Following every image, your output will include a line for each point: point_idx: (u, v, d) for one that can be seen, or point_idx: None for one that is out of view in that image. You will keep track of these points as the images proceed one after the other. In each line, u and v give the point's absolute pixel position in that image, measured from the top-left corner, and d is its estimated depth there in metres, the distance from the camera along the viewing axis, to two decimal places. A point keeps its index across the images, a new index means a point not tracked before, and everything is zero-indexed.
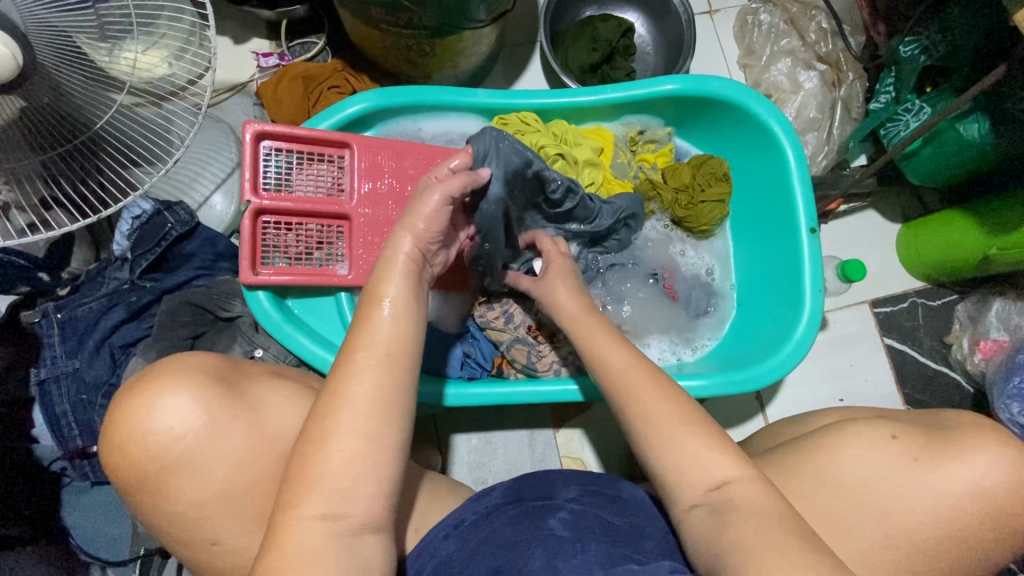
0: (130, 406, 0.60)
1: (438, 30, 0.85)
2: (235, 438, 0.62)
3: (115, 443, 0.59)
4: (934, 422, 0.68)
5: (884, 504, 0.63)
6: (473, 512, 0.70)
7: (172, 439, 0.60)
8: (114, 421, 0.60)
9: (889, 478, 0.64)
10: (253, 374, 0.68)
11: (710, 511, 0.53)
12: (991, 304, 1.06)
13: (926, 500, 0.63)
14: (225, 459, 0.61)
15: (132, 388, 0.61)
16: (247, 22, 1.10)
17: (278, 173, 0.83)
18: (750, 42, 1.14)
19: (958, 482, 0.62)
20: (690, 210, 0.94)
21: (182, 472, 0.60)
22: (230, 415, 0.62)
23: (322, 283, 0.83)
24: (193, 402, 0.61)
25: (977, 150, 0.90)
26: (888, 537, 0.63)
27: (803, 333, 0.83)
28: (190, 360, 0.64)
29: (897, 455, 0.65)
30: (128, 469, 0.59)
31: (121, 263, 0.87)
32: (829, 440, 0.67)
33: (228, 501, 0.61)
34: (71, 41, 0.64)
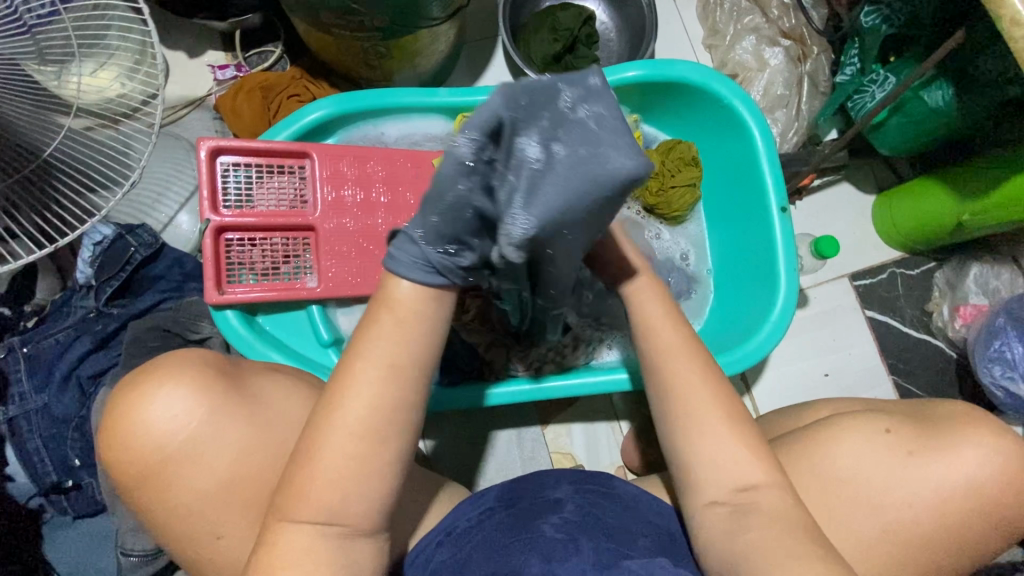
0: (129, 397, 0.58)
1: (392, 32, 0.84)
2: (244, 426, 0.60)
3: (118, 432, 0.57)
4: (925, 415, 0.66)
5: (878, 499, 0.62)
6: (464, 518, 0.70)
7: (175, 426, 0.58)
8: (115, 412, 0.58)
9: (884, 473, 0.63)
10: (253, 367, 0.66)
11: (732, 511, 0.55)
12: (968, 269, 1.07)
13: (921, 496, 0.61)
14: (233, 447, 0.59)
15: (134, 379, 0.59)
16: (200, 34, 1.07)
17: (238, 189, 0.81)
18: (714, 22, 1.13)
19: (952, 471, 0.61)
20: (660, 197, 0.93)
21: (186, 465, 0.58)
22: (233, 407, 0.59)
23: (292, 297, 0.81)
24: (190, 396, 0.58)
25: (943, 119, 0.89)
26: (880, 527, 0.62)
27: (780, 313, 0.83)
28: (180, 357, 0.61)
29: (890, 446, 0.63)
30: (128, 461, 0.57)
31: (86, 291, 0.85)
32: (821, 434, 0.66)
33: (236, 493, 0.59)
34: (15, 67, 0.63)
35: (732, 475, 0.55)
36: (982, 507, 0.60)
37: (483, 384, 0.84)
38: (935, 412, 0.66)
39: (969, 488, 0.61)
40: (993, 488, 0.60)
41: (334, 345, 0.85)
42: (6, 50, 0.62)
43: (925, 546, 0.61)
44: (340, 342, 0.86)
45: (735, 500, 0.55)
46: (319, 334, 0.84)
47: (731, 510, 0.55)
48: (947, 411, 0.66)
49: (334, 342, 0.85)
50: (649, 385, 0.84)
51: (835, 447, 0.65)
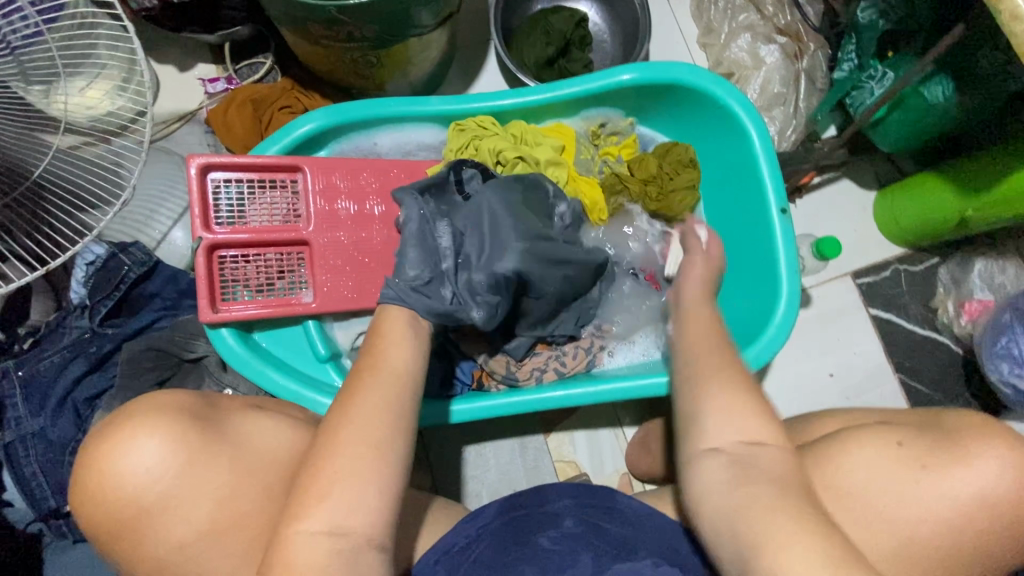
0: (102, 447, 0.57)
1: (382, 41, 0.83)
2: (221, 470, 0.59)
3: (88, 487, 0.56)
4: (936, 425, 0.65)
5: (889, 513, 0.61)
6: (465, 533, 0.69)
7: (149, 479, 0.57)
8: (86, 468, 0.57)
9: (896, 488, 0.62)
10: (229, 409, 0.66)
11: (728, 483, 0.51)
12: (973, 264, 1.06)
13: (935, 510, 0.60)
14: (209, 496, 0.58)
15: (107, 428, 0.58)
16: (190, 48, 1.07)
17: (230, 205, 0.80)
18: (708, 20, 1.12)
19: (962, 483, 0.60)
20: (662, 200, 0.92)
21: (160, 517, 0.57)
22: (211, 451, 0.59)
23: (287, 312, 0.81)
24: (164, 448, 0.57)
25: (943, 113, 0.88)
26: (894, 541, 0.61)
27: (782, 316, 0.82)
28: (162, 403, 0.60)
29: (902, 460, 0.62)
30: (101, 516, 0.56)
31: (81, 312, 0.84)
32: (833, 448, 0.66)
33: (214, 543, 0.58)
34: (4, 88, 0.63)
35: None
36: (990, 516, 0.59)
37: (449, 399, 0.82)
38: (946, 424, 0.65)
39: (980, 501, 0.59)
40: (1000, 502, 0.59)
41: (332, 360, 0.84)
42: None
43: (936, 554, 0.60)
44: (338, 356, 0.85)
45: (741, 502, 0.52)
46: (316, 350, 0.83)
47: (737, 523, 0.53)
48: (959, 423, 0.64)
49: (332, 357, 0.84)
50: (649, 394, 0.82)
51: (845, 459, 0.64)
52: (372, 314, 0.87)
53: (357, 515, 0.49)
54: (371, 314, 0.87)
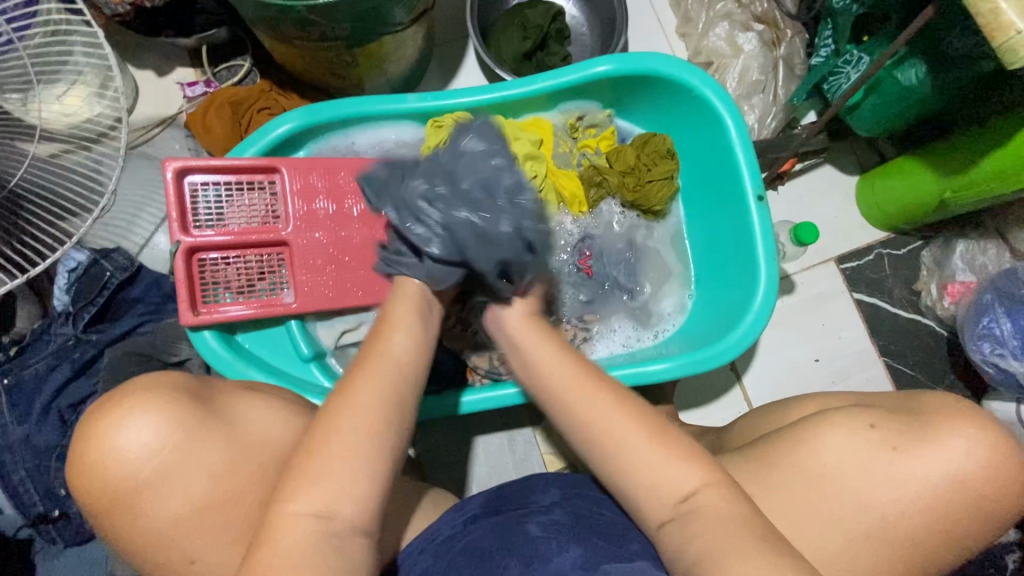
0: (100, 423, 0.58)
1: (355, 40, 0.83)
2: (216, 451, 0.60)
3: (87, 461, 0.57)
4: (906, 407, 0.67)
5: (862, 495, 0.63)
6: (448, 526, 0.69)
7: (145, 456, 0.57)
8: (86, 441, 0.58)
9: (867, 469, 0.64)
10: (226, 389, 0.66)
11: (677, 524, 0.56)
12: (955, 246, 1.06)
13: (902, 489, 0.62)
14: (203, 472, 0.59)
15: (105, 403, 0.59)
16: (168, 52, 1.06)
17: (209, 208, 0.81)
18: (686, 10, 1.12)
19: (934, 462, 0.62)
20: (639, 192, 0.92)
21: (155, 494, 0.57)
22: (207, 433, 0.60)
23: (270, 313, 0.81)
24: (144, 430, 0.58)
25: (918, 96, 0.88)
26: (866, 522, 0.62)
27: (761, 303, 0.82)
28: (161, 381, 0.61)
29: (873, 442, 0.64)
30: (98, 493, 0.57)
31: (65, 319, 0.84)
32: (804, 430, 0.68)
33: (205, 522, 0.58)
34: None
35: (681, 484, 0.56)
36: (959, 492, 0.61)
37: (456, 391, 0.84)
38: (919, 405, 0.67)
39: (950, 477, 0.61)
40: (969, 479, 0.61)
41: (316, 359, 0.85)
42: None
43: (908, 532, 0.61)
44: (321, 355, 0.86)
45: (677, 510, 0.56)
46: (298, 349, 0.84)
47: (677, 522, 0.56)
48: (933, 403, 0.66)
49: (316, 357, 0.84)
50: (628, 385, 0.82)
51: (818, 444, 0.66)
52: (356, 313, 0.87)
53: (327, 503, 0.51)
54: (353, 313, 0.87)
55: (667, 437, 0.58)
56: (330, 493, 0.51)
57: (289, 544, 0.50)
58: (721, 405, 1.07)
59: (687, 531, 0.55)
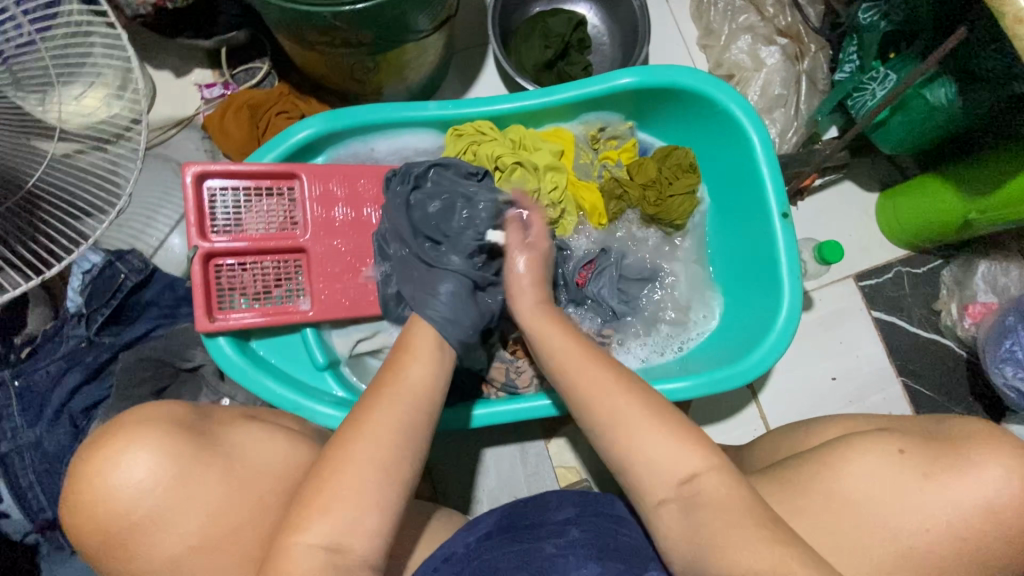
0: (98, 458, 0.56)
1: (377, 46, 0.82)
2: (215, 484, 0.58)
3: (78, 502, 0.55)
4: (936, 433, 0.65)
5: (893, 522, 0.61)
6: (463, 543, 0.68)
7: (138, 496, 0.55)
8: (75, 483, 0.55)
9: (898, 496, 0.62)
10: (223, 420, 0.65)
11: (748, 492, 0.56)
12: (977, 267, 1.05)
13: (935, 518, 0.60)
14: (200, 512, 0.57)
15: (96, 444, 0.57)
16: (186, 53, 1.06)
17: (226, 214, 0.80)
18: (708, 22, 1.11)
19: (966, 492, 0.60)
20: (660, 206, 0.91)
21: (157, 531, 0.56)
22: (208, 465, 0.59)
23: (285, 321, 0.80)
24: (151, 459, 0.56)
25: (946, 115, 0.87)
26: (896, 552, 0.61)
27: (784, 322, 0.81)
28: (157, 415, 0.60)
29: (903, 468, 0.63)
30: (93, 533, 0.55)
31: (77, 321, 0.83)
32: (833, 455, 0.66)
33: (207, 557, 0.57)
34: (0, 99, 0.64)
35: (682, 465, 0.55)
36: (993, 525, 0.59)
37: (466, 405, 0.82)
38: (947, 431, 0.65)
39: (983, 509, 0.59)
40: (1001, 506, 0.59)
41: (330, 368, 0.84)
42: None
43: (936, 563, 0.60)
44: (336, 364, 0.85)
45: (679, 489, 0.55)
46: (313, 357, 0.83)
47: (679, 503, 0.55)
48: (961, 430, 0.64)
49: (330, 365, 0.84)
50: None
51: (844, 468, 0.65)
52: (371, 321, 0.86)
53: (343, 521, 0.50)
54: (370, 321, 0.86)
55: (694, 465, 0.57)
56: (347, 510, 0.51)
57: (303, 556, 0.49)
58: (736, 423, 1.05)
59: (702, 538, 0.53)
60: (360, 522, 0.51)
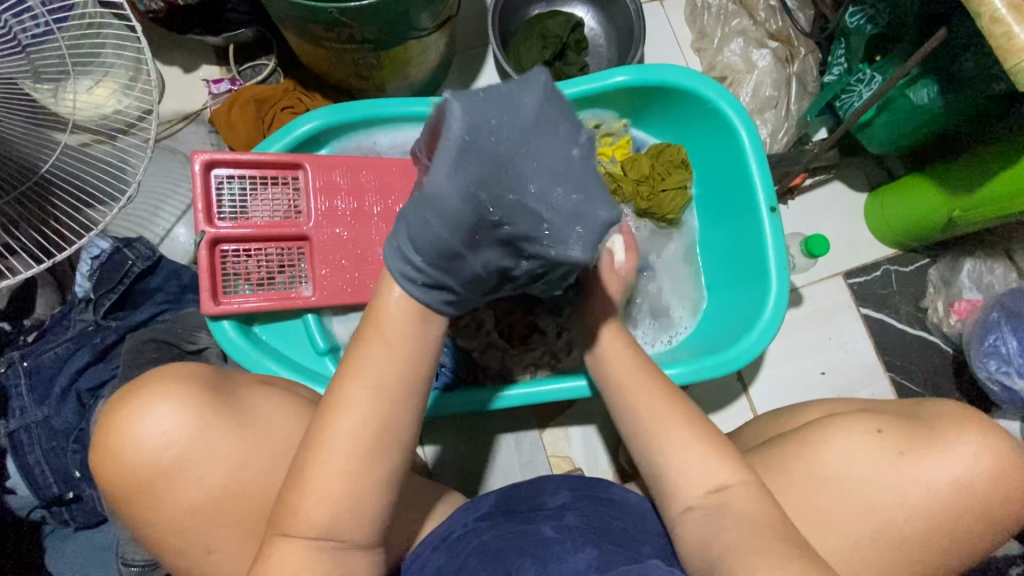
0: (126, 409, 0.58)
1: (382, 43, 0.85)
2: (233, 439, 0.61)
3: (106, 450, 0.58)
4: (916, 413, 0.68)
5: (872, 498, 0.64)
6: (460, 524, 0.70)
7: (163, 445, 0.58)
8: (105, 432, 0.59)
9: (876, 471, 0.64)
10: (245, 382, 0.66)
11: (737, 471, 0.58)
12: (962, 264, 1.08)
13: (914, 495, 0.63)
14: (220, 463, 0.60)
15: (122, 397, 0.60)
16: (194, 50, 1.09)
17: (233, 201, 0.83)
18: (702, 26, 1.14)
19: (941, 468, 0.63)
20: (653, 201, 0.94)
21: (180, 479, 0.59)
22: (226, 421, 0.61)
23: (287, 306, 0.82)
24: (185, 407, 0.59)
25: (929, 115, 0.90)
26: (873, 526, 0.63)
27: (771, 313, 0.83)
28: (178, 371, 0.62)
29: (882, 447, 0.65)
30: (119, 479, 0.58)
31: (85, 305, 0.86)
32: (815, 435, 0.68)
33: (224, 508, 0.60)
34: (18, 88, 0.67)
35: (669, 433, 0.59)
36: (967, 502, 0.62)
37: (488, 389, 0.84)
38: (927, 412, 0.68)
39: (956, 487, 0.62)
40: (975, 484, 0.62)
41: (330, 353, 0.86)
42: (6, 73, 0.65)
43: (914, 540, 0.62)
44: (336, 349, 0.87)
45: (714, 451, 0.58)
46: (314, 343, 0.85)
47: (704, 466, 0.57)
48: (938, 412, 0.67)
49: (330, 351, 0.86)
50: None
51: (827, 447, 0.67)
52: None
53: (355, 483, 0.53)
54: None
55: (682, 443, 0.59)
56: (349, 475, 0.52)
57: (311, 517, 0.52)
58: (726, 415, 1.08)
59: (716, 522, 0.57)
60: (360, 496, 0.53)
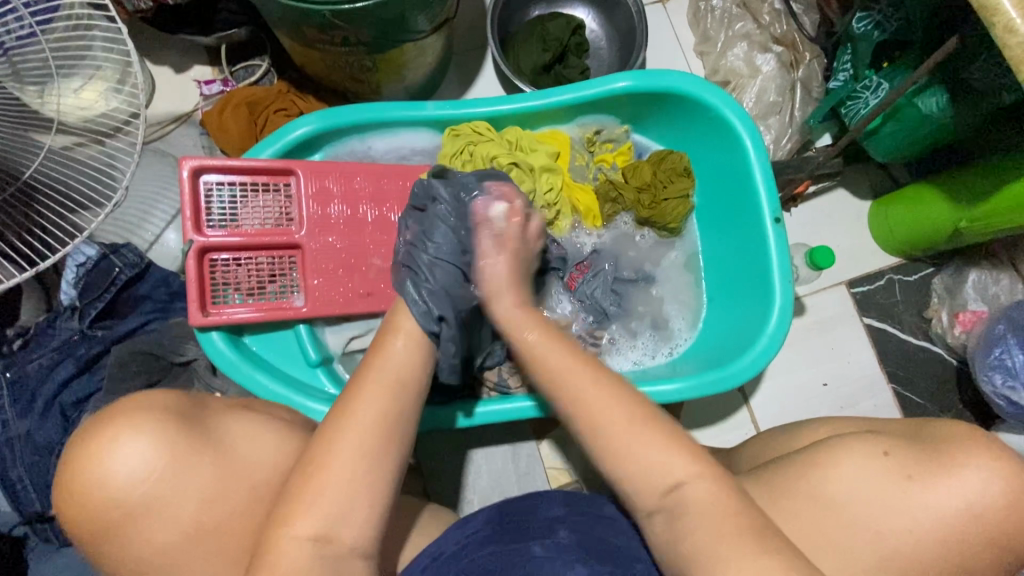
0: (89, 447, 0.55)
1: (376, 46, 0.82)
2: (205, 475, 0.58)
3: (70, 490, 0.55)
4: (924, 433, 0.66)
5: (876, 523, 0.62)
6: (454, 542, 0.68)
7: (130, 486, 0.56)
8: (67, 471, 0.56)
9: (881, 495, 0.63)
10: (219, 409, 0.64)
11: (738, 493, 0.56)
12: (967, 275, 1.06)
13: (920, 520, 0.61)
14: (191, 501, 0.57)
15: (87, 432, 0.57)
16: (186, 50, 1.06)
17: (222, 208, 0.80)
18: (705, 29, 1.12)
19: (950, 493, 0.61)
20: (655, 209, 0.92)
21: (148, 520, 0.56)
22: (198, 455, 0.58)
23: (279, 316, 0.80)
24: (152, 444, 0.56)
25: (937, 125, 0.88)
26: (880, 554, 0.62)
27: (775, 328, 0.81)
28: (148, 403, 0.59)
29: (887, 470, 0.63)
30: (84, 520, 0.56)
31: (71, 313, 0.84)
32: (818, 457, 0.67)
33: (198, 544, 0.58)
34: None
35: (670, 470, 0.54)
36: (977, 527, 0.60)
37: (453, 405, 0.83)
38: (937, 432, 0.65)
39: (966, 511, 0.60)
40: (985, 509, 0.60)
41: (322, 365, 0.83)
42: None
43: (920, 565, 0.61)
44: (329, 361, 0.85)
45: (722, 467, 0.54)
46: (307, 354, 0.83)
47: (710, 481, 0.54)
48: (947, 432, 0.64)
49: (323, 362, 0.83)
50: None
51: (832, 470, 0.65)
52: (364, 319, 0.86)
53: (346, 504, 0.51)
54: (364, 318, 0.86)
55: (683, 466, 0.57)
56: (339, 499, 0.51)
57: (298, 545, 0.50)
58: (727, 427, 1.06)
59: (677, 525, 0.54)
60: (355, 525, 0.52)
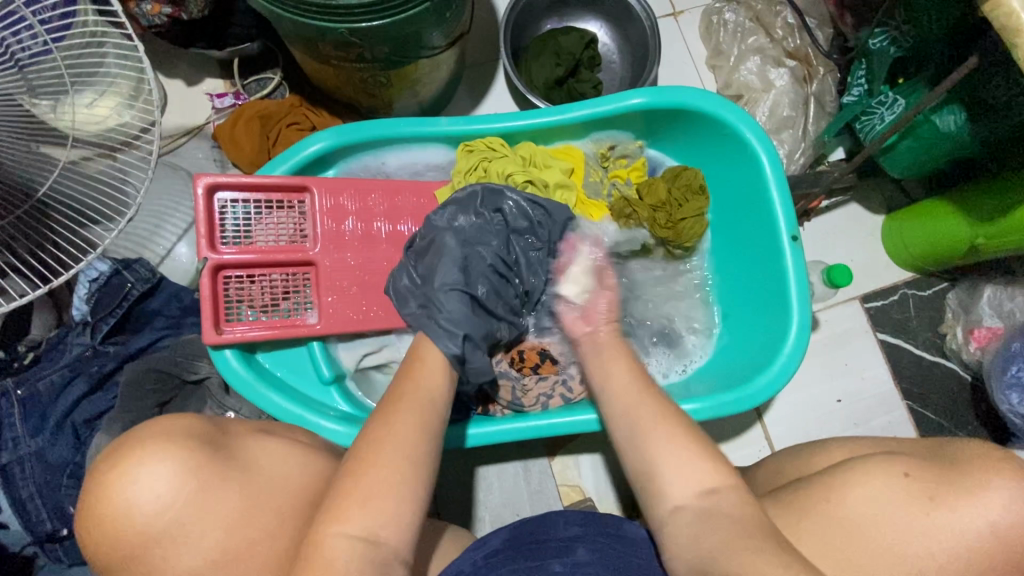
0: (118, 468, 0.54)
1: (392, 62, 0.82)
2: (233, 498, 0.57)
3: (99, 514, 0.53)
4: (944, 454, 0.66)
5: (897, 545, 0.61)
6: (469, 564, 0.67)
7: (159, 509, 0.54)
8: (94, 498, 0.54)
9: (903, 517, 0.61)
10: (241, 432, 0.65)
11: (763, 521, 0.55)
12: (981, 291, 1.04)
13: (945, 543, 0.60)
14: (219, 523, 0.56)
15: (116, 455, 0.56)
16: (198, 63, 1.06)
17: (236, 225, 0.80)
18: (718, 42, 1.12)
19: (974, 516, 0.59)
20: (671, 228, 0.91)
21: (169, 547, 0.54)
22: (223, 477, 0.57)
23: (292, 334, 0.80)
24: (183, 466, 0.55)
25: (955, 142, 0.88)
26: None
27: (793, 346, 0.81)
28: (177, 427, 0.59)
29: (909, 492, 0.62)
30: (107, 545, 0.53)
31: (83, 329, 0.84)
32: (837, 478, 0.66)
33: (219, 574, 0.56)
34: (13, 102, 0.63)
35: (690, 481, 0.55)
36: (1003, 553, 0.59)
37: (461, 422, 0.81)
38: (955, 454, 0.65)
39: (989, 533, 0.59)
40: (1009, 532, 0.59)
41: (336, 382, 0.83)
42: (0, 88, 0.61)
43: None
44: (341, 378, 0.84)
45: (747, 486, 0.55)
46: (319, 370, 0.83)
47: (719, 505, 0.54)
48: (968, 453, 0.64)
49: (336, 380, 0.83)
50: None
51: (849, 490, 0.64)
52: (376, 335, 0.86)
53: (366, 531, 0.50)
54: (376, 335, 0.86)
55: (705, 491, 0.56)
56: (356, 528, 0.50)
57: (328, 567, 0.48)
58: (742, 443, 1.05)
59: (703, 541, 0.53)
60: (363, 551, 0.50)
